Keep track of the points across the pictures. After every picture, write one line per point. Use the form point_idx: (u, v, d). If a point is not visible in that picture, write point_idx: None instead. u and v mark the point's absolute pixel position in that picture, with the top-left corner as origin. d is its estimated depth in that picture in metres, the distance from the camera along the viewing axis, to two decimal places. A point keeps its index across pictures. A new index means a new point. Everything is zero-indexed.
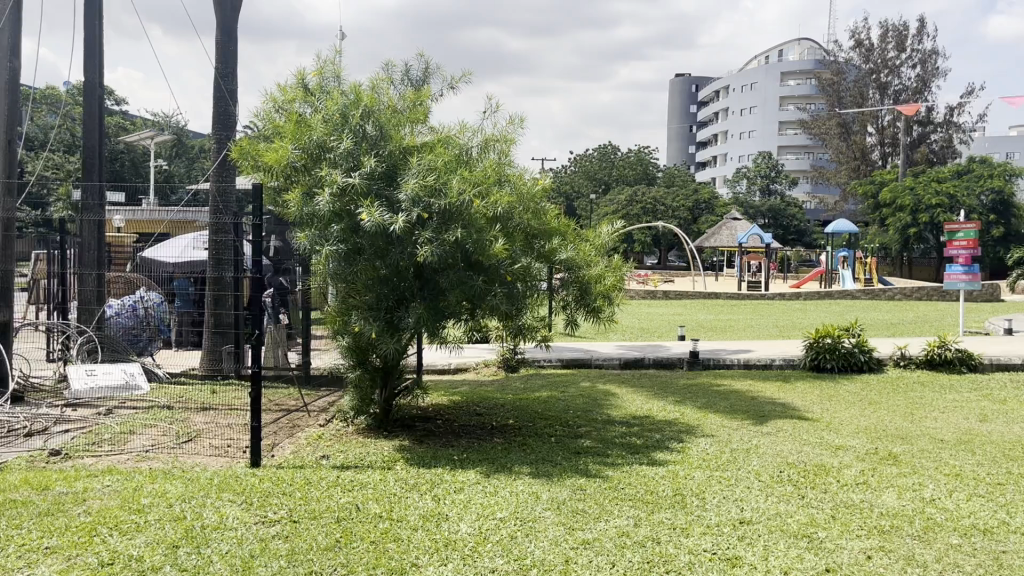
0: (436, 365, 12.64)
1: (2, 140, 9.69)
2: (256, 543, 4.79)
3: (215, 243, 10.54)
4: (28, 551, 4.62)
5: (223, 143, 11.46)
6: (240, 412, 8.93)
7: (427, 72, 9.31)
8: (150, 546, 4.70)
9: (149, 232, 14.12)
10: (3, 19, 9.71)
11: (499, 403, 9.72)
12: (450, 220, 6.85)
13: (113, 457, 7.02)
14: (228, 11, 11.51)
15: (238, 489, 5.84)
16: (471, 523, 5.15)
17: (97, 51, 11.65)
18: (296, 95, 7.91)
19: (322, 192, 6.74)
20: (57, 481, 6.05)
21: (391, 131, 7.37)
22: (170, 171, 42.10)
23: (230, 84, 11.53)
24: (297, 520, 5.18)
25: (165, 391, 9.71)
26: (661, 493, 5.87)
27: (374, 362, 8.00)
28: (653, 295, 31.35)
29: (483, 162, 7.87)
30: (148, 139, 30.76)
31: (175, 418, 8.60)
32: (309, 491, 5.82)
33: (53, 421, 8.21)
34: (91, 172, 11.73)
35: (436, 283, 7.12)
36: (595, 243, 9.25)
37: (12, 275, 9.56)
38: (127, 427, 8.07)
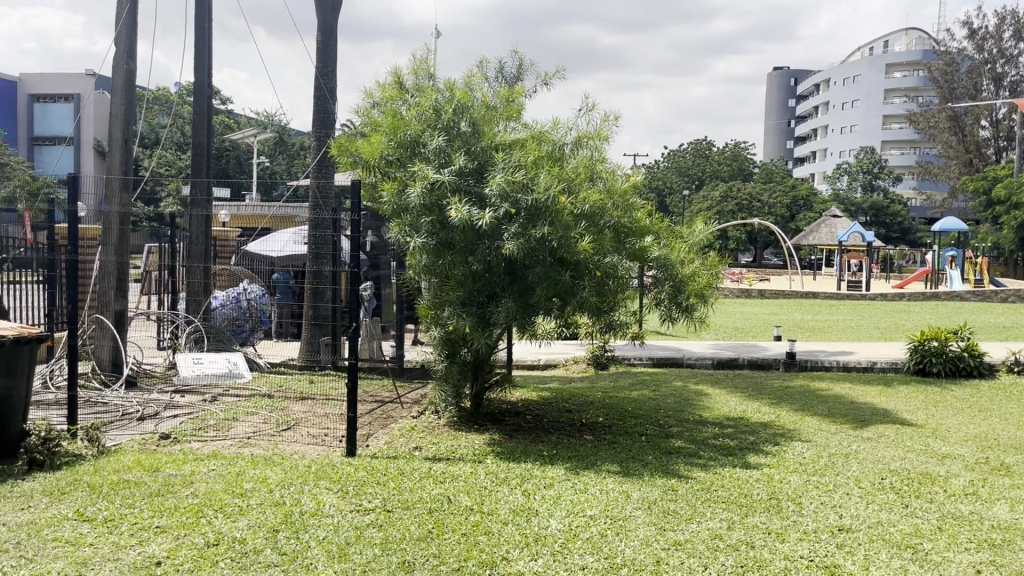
0: (526, 361, 12.72)
1: (119, 138, 10.18)
2: (352, 530, 4.92)
3: (314, 237, 10.89)
4: (140, 530, 4.87)
5: (322, 141, 11.78)
6: (336, 403, 9.21)
7: (521, 68, 9.34)
8: (253, 530, 4.89)
9: (252, 227, 14.69)
10: (121, 24, 10.24)
11: (589, 400, 9.69)
12: (538, 217, 6.83)
13: (218, 443, 7.33)
14: (329, 12, 11.82)
15: (334, 477, 6.00)
16: (561, 520, 5.16)
17: (206, 53, 12.15)
18: (393, 93, 8.06)
19: (414, 186, 6.88)
20: (167, 463, 6.37)
21: (484, 128, 7.43)
22: (273, 169, 43.68)
23: (330, 83, 11.84)
24: (391, 509, 5.30)
25: (266, 379, 10.07)
26: (756, 496, 5.74)
27: (464, 356, 8.07)
28: (747, 293, 30.59)
29: (575, 158, 7.83)
30: (251, 138, 31.97)
31: (276, 407, 8.92)
32: (402, 481, 5.94)
33: (163, 407, 8.64)
34: (199, 170, 12.26)
35: (526, 279, 7.15)
36: (689, 242, 9.10)
37: (126, 267, 10.03)
38: (230, 414, 8.42)
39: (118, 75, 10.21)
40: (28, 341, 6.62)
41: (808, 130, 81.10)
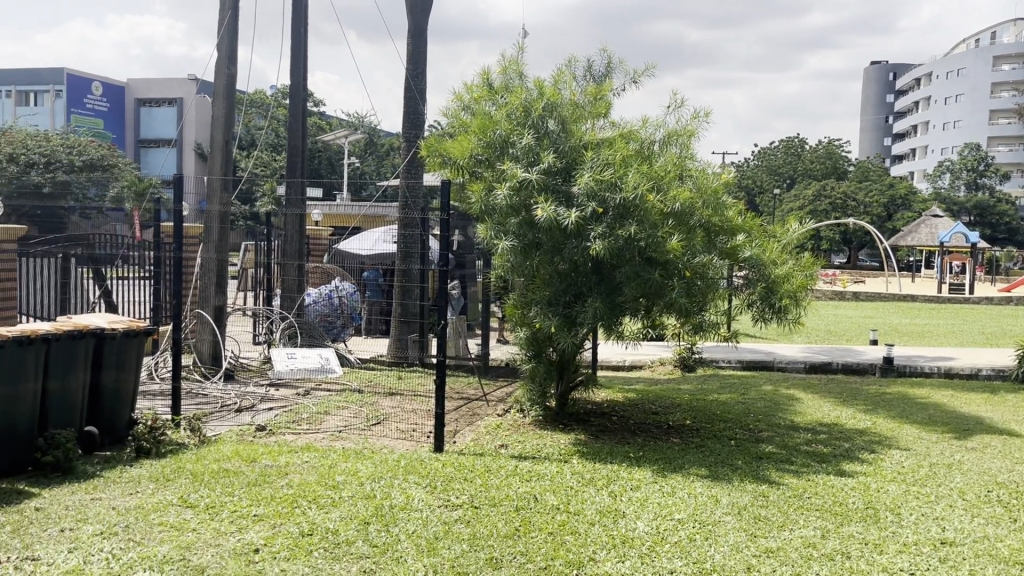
0: (611, 362, 12.65)
1: (220, 141, 10.58)
2: (440, 525, 4.99)
3: (402, 236, 11.08)
4: (239, 518, 5.06)
5: (412, 141, 11.98)
6: (424, 399, 9.35)
7: (609, 66, 9.28)
8: (345, 521, 5.02)
9: (344, 226, 15.07)
10: (222, 30, 10.64)
11: (676, 402, 9.56)
12: (626, 216, 6.78)
13: (311, 435, 7.56)
14: (420, 14, 12.00)
15: (423, 472, 6.10)
16: (648, 522, 5.11)
17: (302, 56, 12.51)
18: (482, 93, 8.13)
19: (502, 186, 6.92)
20: (264, 454, 6.60)
21: (572, 127, 7.41)
22: (363, 169, 44.67)
23: (420, 84, 12.02)
24: (478, 506, 5.35)
25: (356, 375, 10.31)
26: (851, 505, 5.56)
27: (550, 355, 8.08)
28: (841, 296, 29.66)
29: (664, 156, 7.74)
30: (342, 140, 32.74)
31: (365, 402, 9.13)
32: (489, 478, 5.99)
33: (259, 399, 8.95)
34: (294, 170, 12.64)
35: (614, 278, 7.11)
36: (781, 242, 8.88)
37: (225, 264, 10.41)
38: (322, 408, 8.66)
39: (219, 79, 10.62)
40: (137, 335, 6.95)
41: (908, 126, 77.99)
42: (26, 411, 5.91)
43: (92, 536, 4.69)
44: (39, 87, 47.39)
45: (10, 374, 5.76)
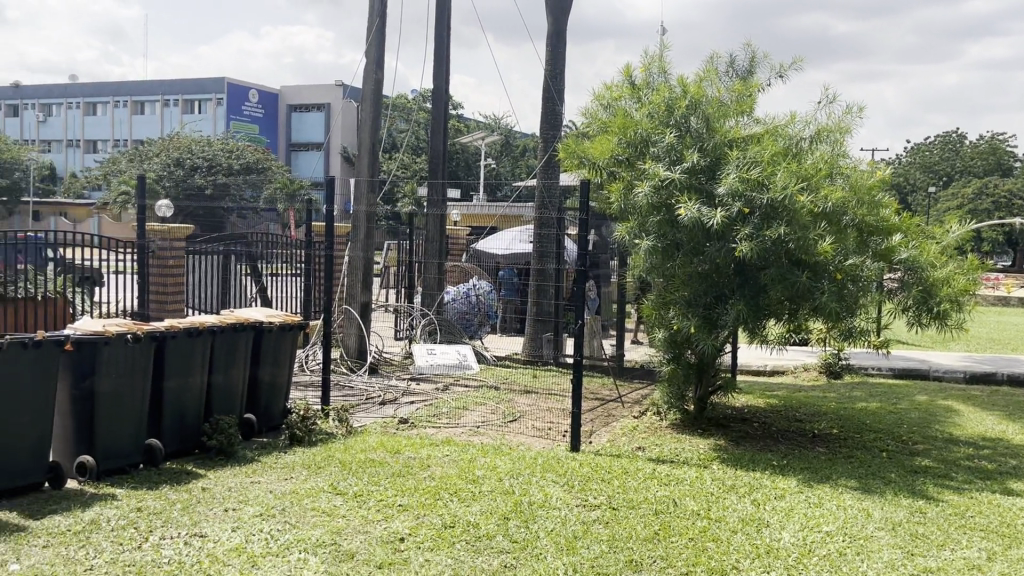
0: (751, 366, 12.29)
1: (367, 144, 11.01)
2: (578, 525, 5.00)
3: (539, 236, 11.17)
4: (385, 506, 5.26)
5: (550, 141, 12.05)
6: (559, 398, 9.40)
7: (754, 61, 9.02)
8: (485, 515, 5.12)
9: (482, 226, 15.35)
10: (371, 38, 11.08)
11: (822, 410, 9.17)
12: (773, 216, 6.57)
13: (450, 430, 7.75)
14: (560, 14, 12.06)
15: (561, 471, 6.14)
16: (794, 533, 4.93)
17: (444, 60, 12.84)
18: (623, 92, 8.08)
19: (642, 186, 6.88)
20: (407, 446, 6.83)
21: (716, 124, 7.25)
22: (499, 170, 45.34)
23: (559, 84, 12.08)
24: (617, 507, 5.33)
25: (493, 372, 10.48)
26: (1021, 527, 5.16)
27: (689, 358, 7.94)
28: (1005, 302, 27.60)
29: (814, 153, 7.44)
30: (480, 141, 33.34)
31: (502, 399, 9.27)
32: (627, 480, 5.95)
33: (401, 393, 9.26)
34: (435, 171, 12.99)
35: (759, 280, 6.90)
36: (942, 243, 8.35)
37: (370, 262, 10.79)
38: (461, 403, 8.86)
39: (367, 85, 11.06)
40: (292, 328, 7.34)
41: None
42: (194, 398, 6.39)
43: (253, 516, 5.00)
44: (202, 96, 50.85)
45: (180, 365, 6.26)
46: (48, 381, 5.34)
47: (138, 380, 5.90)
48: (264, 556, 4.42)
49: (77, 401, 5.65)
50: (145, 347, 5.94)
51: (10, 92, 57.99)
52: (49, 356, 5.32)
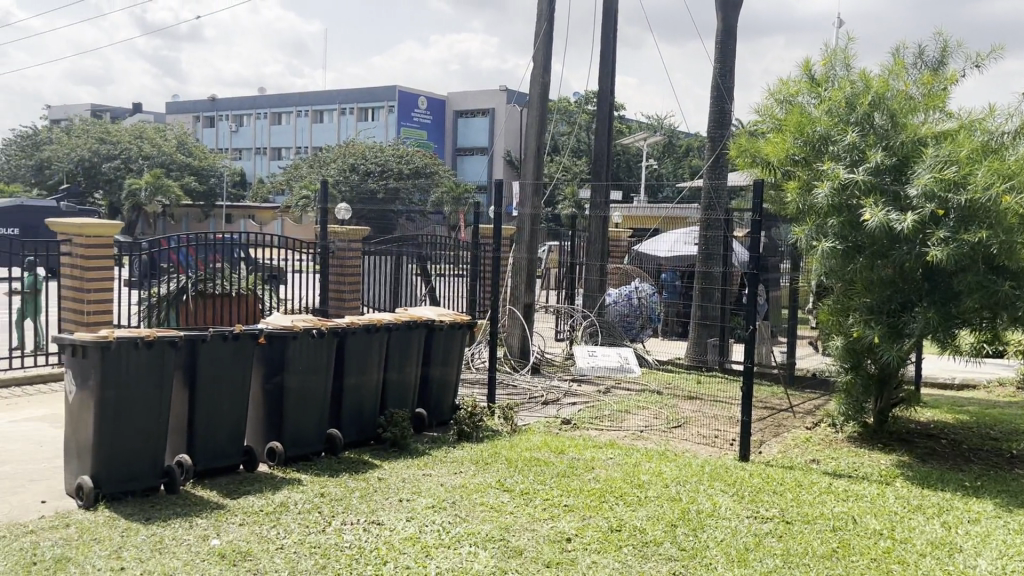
0: (936, 379, 11.43)
1: (533, 147, 11.15)
2: (750, 537, 4.84)
3: (706, 238, 10.90)
4: (552, 506, 5.31)
5: (718, 141, 11.73)
6: (726, 404, 9.13)
7: (946, 52, 8.40)
8: (652, 521, 5.06)
9: (646, 228, 15.19)
10: (539, 42, 11.22)
11: (1021, 429, 8.40)
12: (970, 219, 6.08)
13: (614, 433, 7.72)
14: (731, 10, 11.73)
15: (730, 480, 5.96)
16: (991, 561, 4.54)
17: (611, 60, 12.80)
18: (801, 88, 7.75)
19: (821, 187, 6.57)
20: (571, 447, 6.86)
21: (904, 121, 6.79)
22: (661, 172, 44.63)
23: (728, 82, 11.76)
24: (791, 521, 5.12)
25: (656, 376, 10.34)
26: None
27: (869, 369, 7.51)
28: None
29: (1018, 148, 6.81)
30: (643, 143, 32.94)
31: (666, 403, 9.11)
32: (800, 493, 5.70)
33: (563, 393, 9.32)
34: (600, 172, 12.98)
35: (951, 286, 6.41)
36: None
37: (534, 264, 10.92)
38: (624, 407, 8.79)
39: (535, 88, 11.21)
40: (461, 327, 7.54)
41: None
42: (370, 392, 6.72)
43: (426, 508, 5.19)
44: (375, 104, 53.37)
45: (358, 360, 6.60)
46: (244, 371, 5.79)
47: (321, 373, 6.28)
48: (437, 547, 4.57)
49: (269, 392, 6.09)
50: (328, 342, 6.32)
51: (208, 105, 63.24)
52: (245, 348, 5.78)
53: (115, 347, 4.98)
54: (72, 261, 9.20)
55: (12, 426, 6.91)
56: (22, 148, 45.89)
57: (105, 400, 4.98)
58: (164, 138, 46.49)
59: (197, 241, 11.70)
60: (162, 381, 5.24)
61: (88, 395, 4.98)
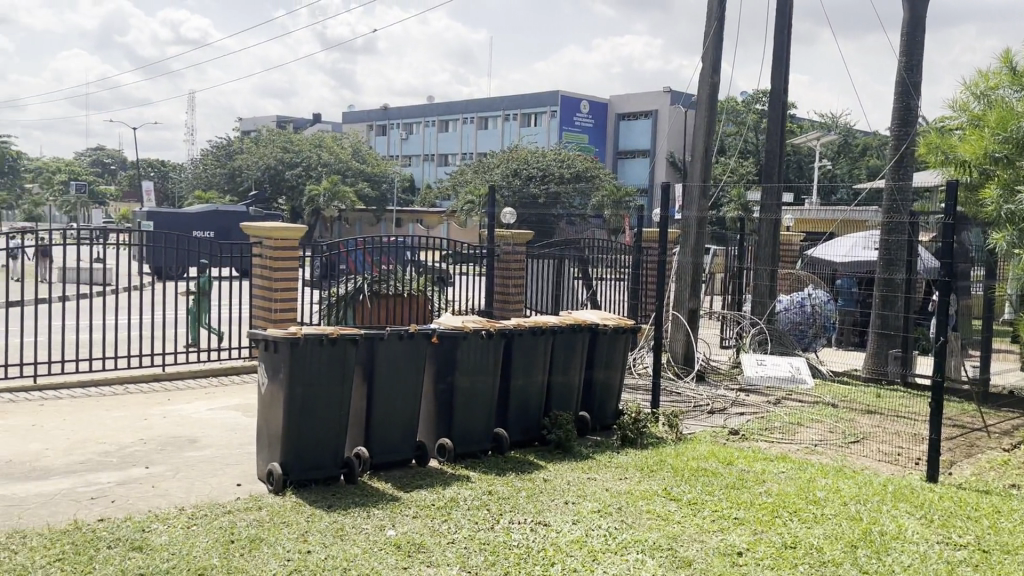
0: None
1: (700, 149, 10.90)
2: (941, 564, 4.50)
3: (888, 243, 10.24)
4: (720, 518, 5.16)
5: (902, 140, 10.99)
6: (910, 421, 8.53)
7: None
8: (830, 540, 4.81)
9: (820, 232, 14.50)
10: (708, 42, 10.98)
11: None
12: None
13: (785, 446, 7.39)
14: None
15: (916, 502, 5.57)
16: None
17: (785, 58, 12.31)
18: None
19: None
20: (740, 459, 6.64)
21: None
22: (835, 173, 42.43)
23: (915, 77, 11.02)
24: (988, 550, 4.71)
25: (831, 388, 9.81)
26: None
27: None
28: None
29: None
30: (816, 142, 31.49)
31: (842, 417, 8.63)
32: (999, 521, 5.24)
33: (731, 403, 9.03)
34: (771, 175, 12.51)
35: None
36: None
37: (700, 268, 10.65)
38: (796, 419, 8.40)
39: (703, 90, 10.96)
40: (624, 331, 7.48)
41: None
42: (536, 394, 6.78)
43: (592, 512, 5.18)
44: (538, 109, 54.05)
45: (524, 362, 6.69)
46: (418, 369, 6.01)
47: (489, 373, 6.42)
48: (603, 552, 4.55)
49: (439, 391, 6.30)
50: (496, 343, 6.45)
51: (380, 114, 66.30)
52: (418, 347, 6.00)
53: (303, 344, 5.32)
54: (262, 262, 9.90)
55: (210, 414, 7.52)
56: (217, 158, 49.95)
57: (293, 394, 5.33)
58: (340, 146, 49.23)
59: (372, 242, 12.29)
60: (344, 376, 5.53)
61: (279, 388, 5.34)
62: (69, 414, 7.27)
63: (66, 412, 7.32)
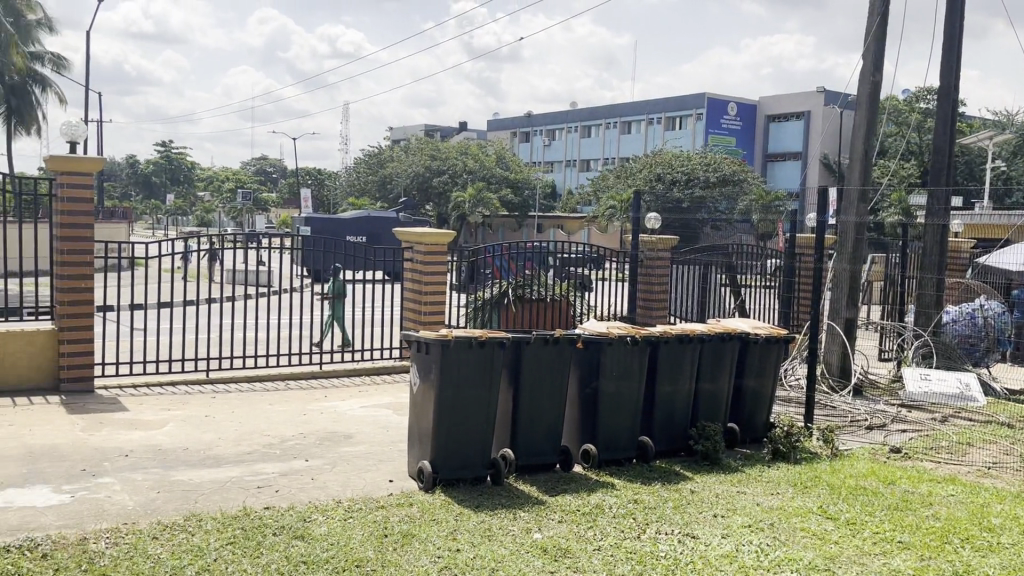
0: None
1: (860, 151, 10.36)
2: None
3: None
4: (883, 540, 4.87)
5: None
6: None
7: None
8: (1008, 571, 4.44)
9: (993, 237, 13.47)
10: (870, 39, 10.44)
11: None
12: None
13: (954, 467, 6.90)
14: None
15: None
16: None
17: (955, 53, 11.52)
18: None
19: None
20: (904, 479, 6.24)
21: None
22: (1010, 174, 39.32)
23: None
24: None
25: (1006, 406, 9.07)
26: None
27: None
28: None
29: None
30: (988, 141, 29.35)
31: (1019, 438, 7.95)
32: None
33: (891, 419, 8.53)
34: (938, 177, 11.73)
35: None
36: None
37: (858, 277, 10.10)
38: (966, 438, 7.82)
39: (863, 89, 10.43)
40: (777, 341, 7.19)
41: None
42: (683, 403, 6.64)
43: (742, 527, 5.01)
44: (683, 112, 53.13)
45: (671, 370, 6.56)
46: (564, 374, 6.02)
47: (635, 380, 6.34)
48: (755, 569, 4.40)
49: (585, 397, 6.29)
50: (642, 350, 6.35)
51: (524, 120, 67.13)
52: (565, 352, 6.01)
53: (454, 345, 5.44)
54: (413, 267, 10.22)
55: (364, 411, 7.83)
56: (369, 166, 52.15)
57: (443, 396, 5.46)
58: (485, 152, 50.25)
59: (515, 247, 12.47)
60: (492, 379, 5.61)
61: (430, 387, 5.49)
62: (238, 407, 7.77)
63: (235, 405, 7.83)
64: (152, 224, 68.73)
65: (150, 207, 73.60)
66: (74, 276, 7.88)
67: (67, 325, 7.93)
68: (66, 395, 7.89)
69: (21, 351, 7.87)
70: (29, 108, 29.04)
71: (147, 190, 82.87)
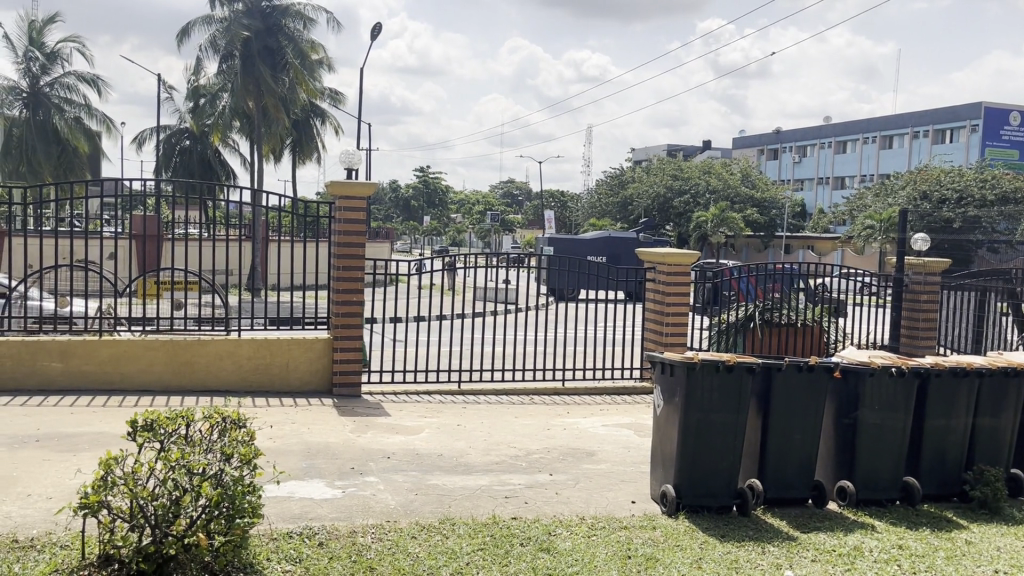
0: None
1: None
2: None
3: None
4: None
5: None
6: None
7: None
8: None
9: None
10: None
11: None
12: None
13: None
14: None
15: None
16: None
17: None
18: None
19: None
20: None
21: None
22: None
23: None
24: None
25: None
26: None
27: None
28: None
29: None
30: None
31: None
32: None
33: None
34: None
35: None
36: None
37: None
38: None
39: None
40: None
41: None
42: (957, 442, 5.98)
43: None
44: (955, 123, 48.52)
45: (943, 405, 5.94)
46: (817, 404, 5.66)
47: (900, 413, 5.81)
48: None
49: (844, 429, 5.87)
50: (909, 382, 5.81)
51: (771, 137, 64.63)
52: (820, 380, 5.65)
53: (700, 369, 5.32)
54: (655, 286, 10.13)
55: (606, 430, 7.86)
56: (610, 188, 52.67)
57: (689, 418, 5.34)
58: (730, 172, 49.05)
59: (761, 270, 11.86)
60: (739, 405, 5.41)
61: (674, 411, 5.40)
62: (485, 418, 8.13)
63: (484, 416, 8.20)
64: (409, 245, 74.25)
65: (407, 228, 79.40)
66: (348, 291, 8.64)
67: (340, 334, 8.73)
68: (338, 399, 8.68)
69: (303, 358, 8.78)
70: (309, 138, 32.49)
71: (405, 214, 89.52)
